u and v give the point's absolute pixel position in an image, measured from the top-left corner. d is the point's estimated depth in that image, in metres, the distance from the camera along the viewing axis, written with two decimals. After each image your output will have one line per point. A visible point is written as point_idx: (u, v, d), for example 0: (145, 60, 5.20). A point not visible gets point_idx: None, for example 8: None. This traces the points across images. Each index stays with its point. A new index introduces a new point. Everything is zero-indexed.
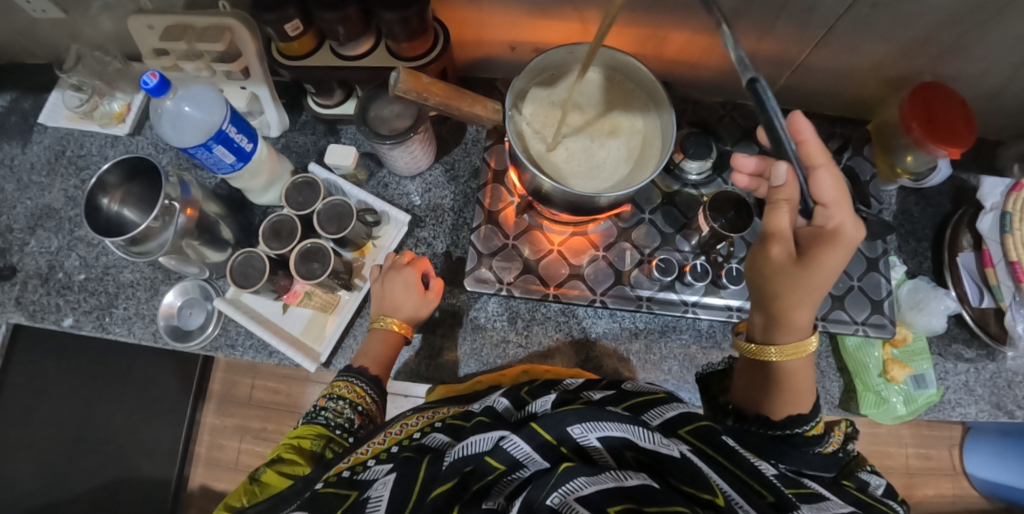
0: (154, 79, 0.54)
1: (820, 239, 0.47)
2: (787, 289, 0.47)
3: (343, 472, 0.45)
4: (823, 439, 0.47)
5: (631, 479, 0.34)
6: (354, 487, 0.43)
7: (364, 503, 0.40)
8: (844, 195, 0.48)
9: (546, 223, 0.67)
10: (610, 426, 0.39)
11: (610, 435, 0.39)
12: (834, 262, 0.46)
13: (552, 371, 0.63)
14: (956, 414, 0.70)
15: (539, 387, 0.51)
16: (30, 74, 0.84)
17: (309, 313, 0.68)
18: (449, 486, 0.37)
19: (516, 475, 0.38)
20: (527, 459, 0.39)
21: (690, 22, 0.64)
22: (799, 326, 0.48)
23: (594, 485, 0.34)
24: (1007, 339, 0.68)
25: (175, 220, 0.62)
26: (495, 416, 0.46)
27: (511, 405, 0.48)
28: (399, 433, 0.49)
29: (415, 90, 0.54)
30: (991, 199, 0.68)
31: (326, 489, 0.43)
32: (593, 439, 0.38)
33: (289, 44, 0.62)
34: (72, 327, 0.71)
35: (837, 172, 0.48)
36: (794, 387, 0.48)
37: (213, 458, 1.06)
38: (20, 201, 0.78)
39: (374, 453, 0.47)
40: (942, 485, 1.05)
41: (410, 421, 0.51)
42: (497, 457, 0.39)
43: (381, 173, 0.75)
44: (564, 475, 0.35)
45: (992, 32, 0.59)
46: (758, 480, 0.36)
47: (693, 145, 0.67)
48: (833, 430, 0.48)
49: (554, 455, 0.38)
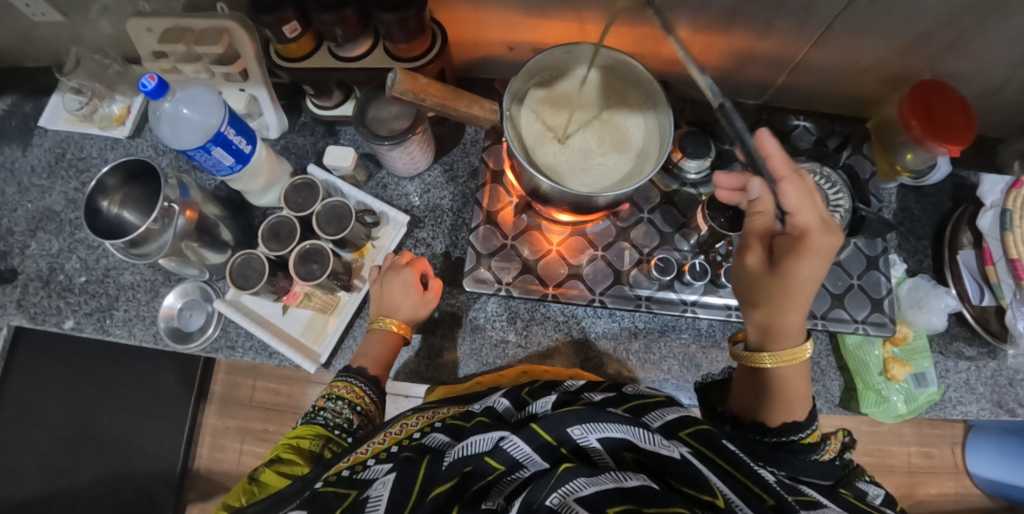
0: (152, 81, 0.54)
1: (790, 248, 0.46)
2: (764, 296, 0.47)
3: (343, 472, 0.45)
4: (820, 447, 0.47)
5: (631, 480, 0.34)
6: (353, 486, 0.43)
7: (363, 502, 0.40)
8: (812, 201, 0.47)
9: (545, 223, 0.67)
10: (609, 427, 0.39)
11: (610, 436, 0.39)
12: (807, 272, 0.45)
13: (552, 371, 0.63)
14: (957, 413, 0.70)
15: (539, 388, 0.51)
16: (30, 77, 0.84)
17: (309, 315, 0.69)
18: (449, 486, 0.37)
19: (516, 476, 0.38)
20: (527, 459, 0.39)
21: (688, 21, 0.64)
22: (794, 328, 0.48)
23: (593, 485, 0.34)
24: (1008, 336, 0.67)
25: (175, 222, 0.62)
26: (495, 416, 0.46)
27: (511, 406, 0.48)
28: (398, 433, 0.50)
29: (413, 91, 0.54)
30: (991, 197, 0.68)
31: (326, 488, 0.43)
32: (593, 440, 0.39)
33: (288, 46, 0.63)
34: (73, 330, 0.72)
35: (802, 182, 0.47)
36: (788, 394, 0.48)
37: (214, 460, 1.06)
38: (20, 204, 0.78)
39: (373, 453, 0.47)
40: (944, 484, 1.05)
41: (409, 421, 0.52)
42: (497, 457, 0.39)
43: (380, 174, 0.75)
44: (564, 475, 0.35)
45: (991, 29, 0.59)
46: (759, 483, 0.35)
47: (691, 144, 0.66)
48: (830, 439, 0.48)
49: (554, 455, 0.38)
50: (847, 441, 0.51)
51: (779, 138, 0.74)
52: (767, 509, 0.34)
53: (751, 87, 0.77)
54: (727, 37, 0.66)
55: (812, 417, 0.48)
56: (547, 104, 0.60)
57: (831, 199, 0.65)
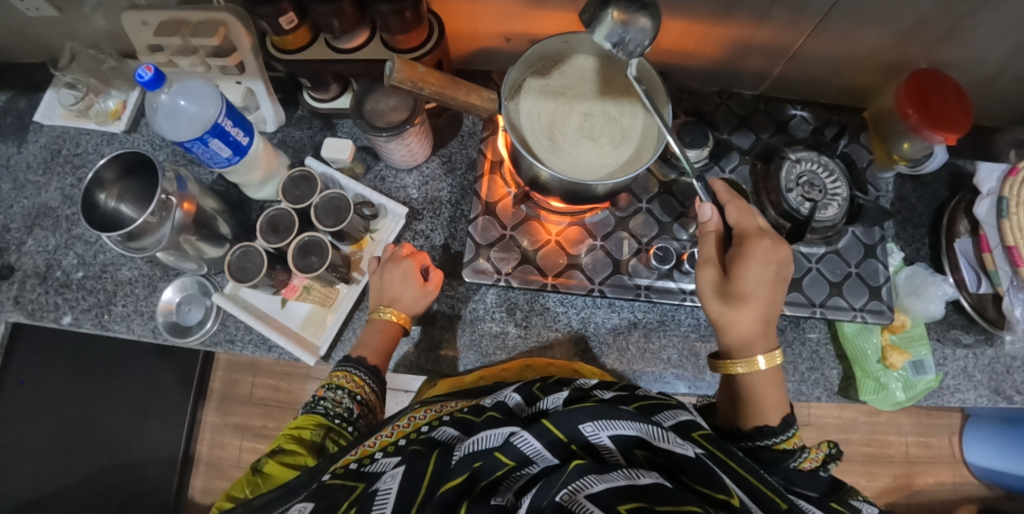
0: (149, 72, 0.53)
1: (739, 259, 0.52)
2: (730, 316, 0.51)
3: (351, 465, 0.45)
4: (795, 454, 0.46)
5: (643, 478, 0.34)
6: (361, 479, 0.43)
7: (371, 495, 0.40)
8: (748, 214, 0.55)
9: (544, 213, 0.67)
10: (621, 425, 0.40)
11: (622, 434, 0.39)
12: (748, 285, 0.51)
13: (601, 372, 0.64)
14: (954, 400, 0.71)
15: (551, 383, 0.51)
16: (24, 73, 0.83)
17: (309, 308, 0.69)
18: (459, 481, 0.37)
19: (525, 471, 0.39)
20: (536, 455, 0.39)
21: (685, 11, 0.64)
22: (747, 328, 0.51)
23: (604, 482, 0.34)
24: (1005, 324, 0.68)
25: (173, 215, 0.62)
26: (506, 411, 0.46)
27: (522, 401, 0.49)
28: (406, 427, 0.50)
29: (411, 79, 0.53)
30: (987, 184, 0.69)
31: (334, 480, 0.43)
32: (605, 438, 0.39)
33: (284, 38, 0.62)
34: (71, 325, 0.71)
35: (739, 204, 0.56)
36: (757, 399, 0.50)
37: (216, 455, 1.08)
38: (17, 200, 0.78)
39: (381, 446, 0.47)
40: (942, 473, 1.05)
41: (418, 414, 0.53)
42: (507, 453, 0.38)
43: (378, 166, 0.75)
44: (574, 472, 0.35)
45: (986, 18, 0.59)
46: (773, 488, 0.36)
47: (690, 133, 0.66)
48: (808, 448, 0.48)
49: (565, 451, 0.39)
50: (833, 452, 0.49)
51: (777, 128, 0.73)
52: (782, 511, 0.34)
53: (747, 77, 0.77)
54: (723, 26, 0.66)
55: (788, 423, 0.49)
56: (570, 94, 0.60)
57: (829, 188, 0.65)
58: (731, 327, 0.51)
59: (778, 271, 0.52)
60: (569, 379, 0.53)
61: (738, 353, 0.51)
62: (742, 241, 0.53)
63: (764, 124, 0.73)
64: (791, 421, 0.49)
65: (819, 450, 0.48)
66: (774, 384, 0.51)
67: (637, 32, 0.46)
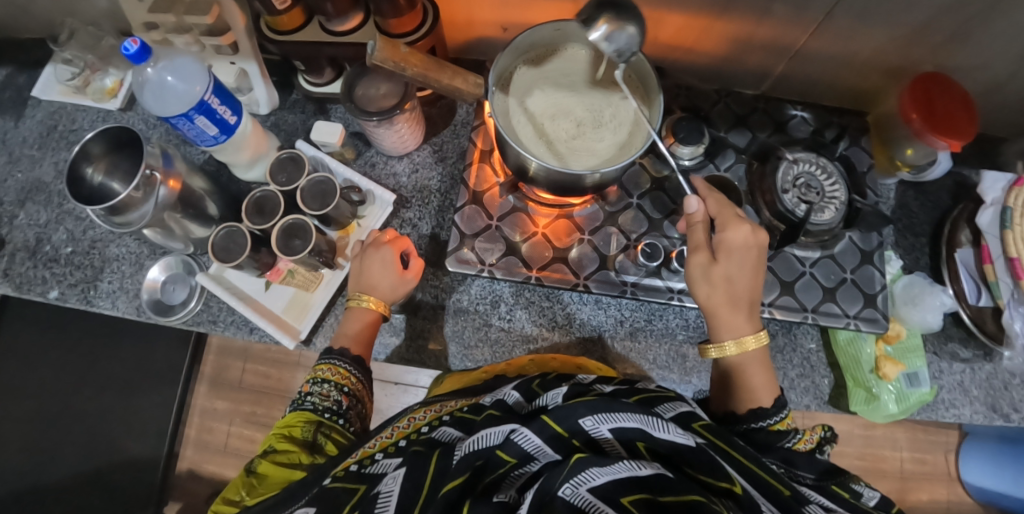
0: (135, 45, 0.53)
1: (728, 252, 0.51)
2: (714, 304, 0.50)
3: (352, 467, 0.44)
4: (790, 434, 0.47)
5: (644, 468, 0.33)
6: (363, 481, 0.42)
7: (373, 498, 0.39)
8: (728, 209, 0.53)
9: (532, 205, 0.65)
10: (621, 417, 0.38)
11: (624, 426, 0.37)
12: (733, 277, 0.50)
13: (605, 368, 0.63)
14: (949, 415, 0.69)
15: (551, 379, 0.50)
16: (24, 48, 0.84)
17: (292, 292, 0.68)
18: (459, 482, 0.35)
19: (527, 469, 0.37)
20: (538, 452, 0.37)
21: (684, 5, 0.63)
22: (734, 319, 0.50)
23: (607, 475, 0.32)
24: (1005, 339, 0.66)
25: (156, 191, 0.61)
26: (506, 409, 0.45)
27: (522, 398, 0.48)
28: (406, 427, 0.50)
29: (393, 59, 0.52)
30: (992, 194, 0.67)
31: (335, 483, 0.42)
32: (605, 431, 0.37)
33: (278, 18, 0.61)
34: (57, 300, 0.71)
35: (719, 198, 0.54)
36: (747, 383, 0.49)
37: (202, 440, 1.07)
38: (11, 174, 0.78)
39: (381, 447, 0.46)
40: (936, 491, 1.03)
41: (418, 414, 0.52)
42: (509, 451, 0.37)
43: (369, 152, 0.74)
44: (577, 464, 0.33)
45: (995, 23, 0.57)
46: (771, 473, 0.35)
47: (684, 129, 0.65)
48: (804, 430, 0.48)
49: (566, 447, 0.37)
50: (828, 435, 0.50)
51: (776, 127, 0.72)
52: (787, 498, 0.33)
53: (748, 76, 0.75)
54: (723, 21, 0.65)
55: (780, 404, 0.48)
56: (561, 83, 0.59)
57: (827, 190, 0.63)
58: (716, 317, 0.51)
59: (758, 257, 0.51)
60: (569, 375, 0.52)
61: (724, 335, 0.51)
62: (723, 230, 0.52)
63: (762, 123, 0.72)
64: (784, 402, 0.48)
65: (814, 433, 0.49)
66: (765, 368, 0.50)
67: (624, 42, 0.47)
